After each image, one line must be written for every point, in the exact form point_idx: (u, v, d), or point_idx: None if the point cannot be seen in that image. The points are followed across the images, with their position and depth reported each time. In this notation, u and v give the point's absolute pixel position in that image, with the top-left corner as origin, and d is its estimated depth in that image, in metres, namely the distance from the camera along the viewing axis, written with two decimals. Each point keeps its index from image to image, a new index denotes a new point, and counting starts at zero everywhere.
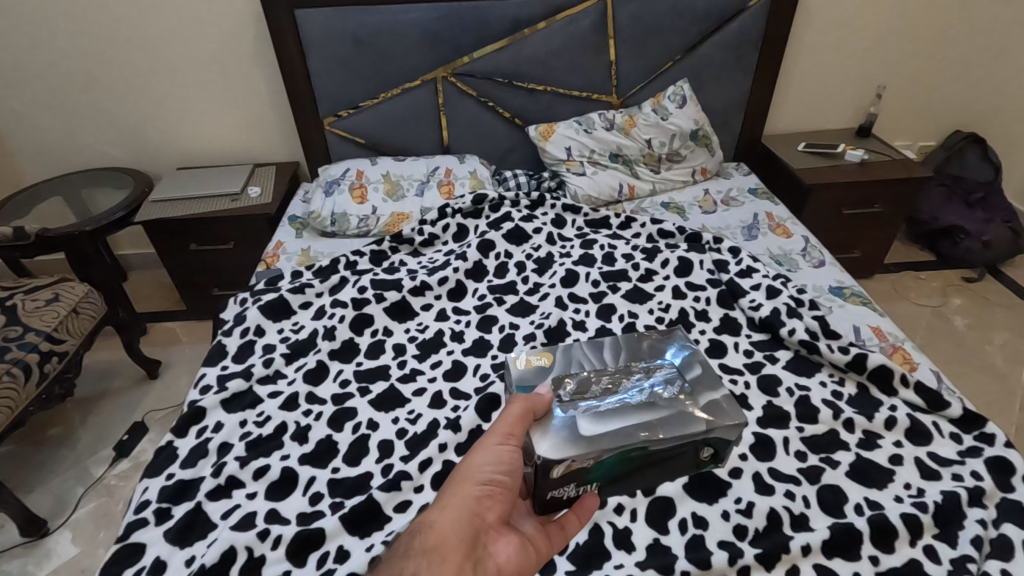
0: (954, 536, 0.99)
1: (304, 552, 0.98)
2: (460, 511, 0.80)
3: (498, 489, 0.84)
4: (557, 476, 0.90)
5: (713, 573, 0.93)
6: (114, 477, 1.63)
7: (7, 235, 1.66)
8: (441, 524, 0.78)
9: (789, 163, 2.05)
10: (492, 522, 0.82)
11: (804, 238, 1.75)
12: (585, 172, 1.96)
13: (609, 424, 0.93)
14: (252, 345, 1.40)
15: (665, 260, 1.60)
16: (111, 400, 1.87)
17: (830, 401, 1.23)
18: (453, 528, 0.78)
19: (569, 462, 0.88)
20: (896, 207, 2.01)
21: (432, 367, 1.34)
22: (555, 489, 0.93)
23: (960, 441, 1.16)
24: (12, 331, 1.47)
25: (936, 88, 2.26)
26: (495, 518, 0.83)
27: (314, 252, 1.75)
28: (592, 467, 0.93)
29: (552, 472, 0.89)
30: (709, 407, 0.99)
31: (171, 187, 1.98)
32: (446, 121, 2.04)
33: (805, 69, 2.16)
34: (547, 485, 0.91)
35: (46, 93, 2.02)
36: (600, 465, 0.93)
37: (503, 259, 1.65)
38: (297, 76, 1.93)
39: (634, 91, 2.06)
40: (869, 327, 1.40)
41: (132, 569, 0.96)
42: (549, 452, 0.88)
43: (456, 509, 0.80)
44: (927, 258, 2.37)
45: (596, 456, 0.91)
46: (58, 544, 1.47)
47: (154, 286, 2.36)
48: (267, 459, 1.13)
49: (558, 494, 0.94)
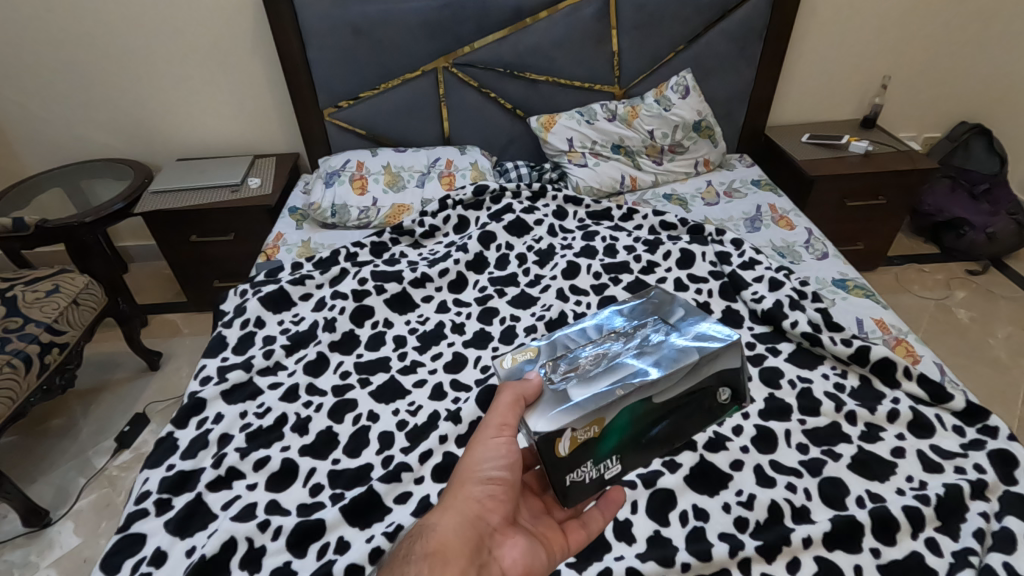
0: (956, 529, 0.98)
1: (304, 544, 0.99)
2: (460, 515, 0.80)
3: (499, 487, 0.84)
4: (564, 454, 0.80)
5: (714, 564, 0.93)
6: (115, 468, 1.64)
7: (7, 226, 1.64)
8: (441, 530, 0.78)
9: (793, 155, 2.03)
10: (495, 521, 0.83)
11: (807, 230, 1.73)
12: (586, 164, 1.95)
13: (600, 383, 0.84)
14: (252, 337, 1.39)
15: (667, 252, 1.59)
16: (113, 391, 1.87)
17: (833, 394, 1.22)
18: (454, 533, 0.78)
19: (568, 433, 0.79)
20: (901, 199, 2.00)
21: (432, 359, 1.34)
22: (573, 472, 0.82)
23: (963, 434, 1.15)
24: (12, 323, 1.47)
25: (943, 78, 2.23)
26: (498, 516, 0.83)
27: (314, 243, 1.75)
28: (601, 436, 0.82)
29: (557, 449, 0.80)
30: (698, 337, 0.90)
31: (170, 178, 1.97)
32: (447, 111, 2.03)
33: (810, 60, 2.14)
34: (559, 471, 0.81)
35: (45, 83, 2.01)
36: (607, 433, 0.82)
37: (504, 251, 1.64)
38: (297, 66, 1.91)
39: (637, 81, 2.04)
40: (873, 319, 1.40)
41: (132, 560, 0.97)
42: (543, 428, 0.79)
43: (457, 513, 0.80)
44: (931, 250, 2.35)
45: (597, 422, 0.81)
46: (60, 535, 1.48)
47: (156, 278, 2.36)
48: (267, 451, 1.13)
49: (576, 477, 0.82)
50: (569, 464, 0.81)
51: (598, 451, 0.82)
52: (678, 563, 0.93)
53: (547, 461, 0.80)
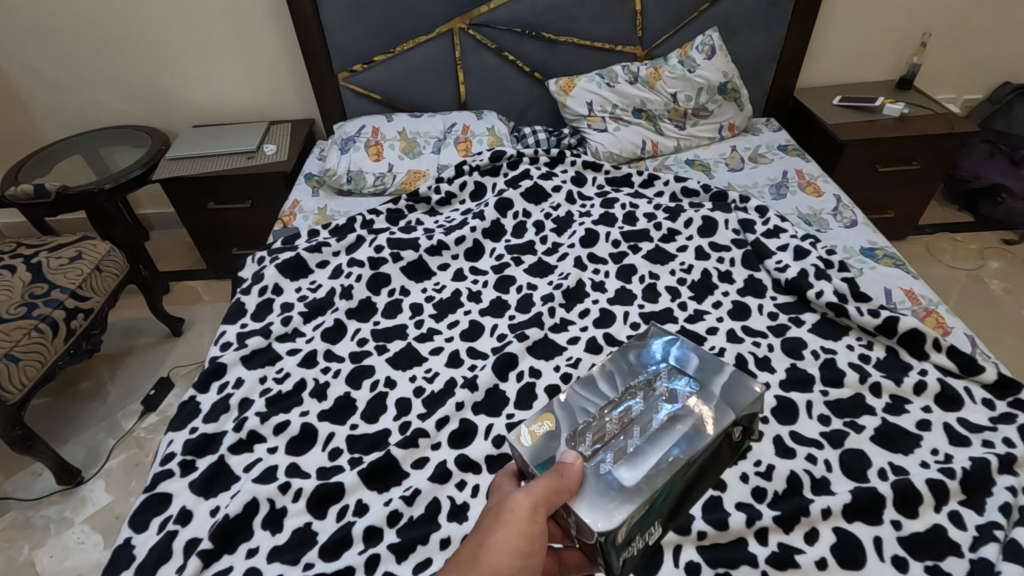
0: (982, 503, 0.96)
1: (325, 505, 1.01)
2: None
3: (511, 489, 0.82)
4: (620, 541, 0.72)
5: (730, 534, 0.93)
6: (143, 430, 1.68)
7: (29, 193, 1.66)
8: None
9: (824, 118, 1.95)
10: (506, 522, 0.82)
11: (836, 197, 1.67)
12: (606, 129, 1.90)
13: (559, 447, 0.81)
14: (271, 304, 1.40)
15: (688, 220, 1.54)
16: (139, 356, 1.92)
17: (857, 365, 1.20)
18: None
19: (628, 523, 0.70)
20: (936, 164, 1.91)
21: (449, 327, 1.33)
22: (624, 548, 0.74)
23: (993, 408, 1.12)
24: (38, 288, 1.50)
25: (987, 35, 2.10)
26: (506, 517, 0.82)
27: (330, 211, 1.74)
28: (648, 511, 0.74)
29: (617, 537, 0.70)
30: (728, 391, 0.85)
31: (187, 144, 1.97)
32: (463, 75, 1.98)
33: (844, 18, 2.02)
34: (616, 556, 0.72)
35: (58, 49, 2.00)
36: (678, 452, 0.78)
37: (522, 218, 1.61)
38: (311, 29, 1.86)
39: (660, 42, 1.96)
40: (901, 289, 1.35)
41: (160, 518, 1.00)
42: (608, 525, 0.69)
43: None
44: (965, 219, 2.26)
45: (547, 417, 0.86)
46: (92, 492, 1.53)
47: (176, 246, 2.38)
48: (287, 416, 1.14)
49: (629, 554, 0.75)
50: (623, 548, 0.73)
51: (646, 522, 0.75)
52: (693, 532, 0.93)
53: (606, 550, 0.70)
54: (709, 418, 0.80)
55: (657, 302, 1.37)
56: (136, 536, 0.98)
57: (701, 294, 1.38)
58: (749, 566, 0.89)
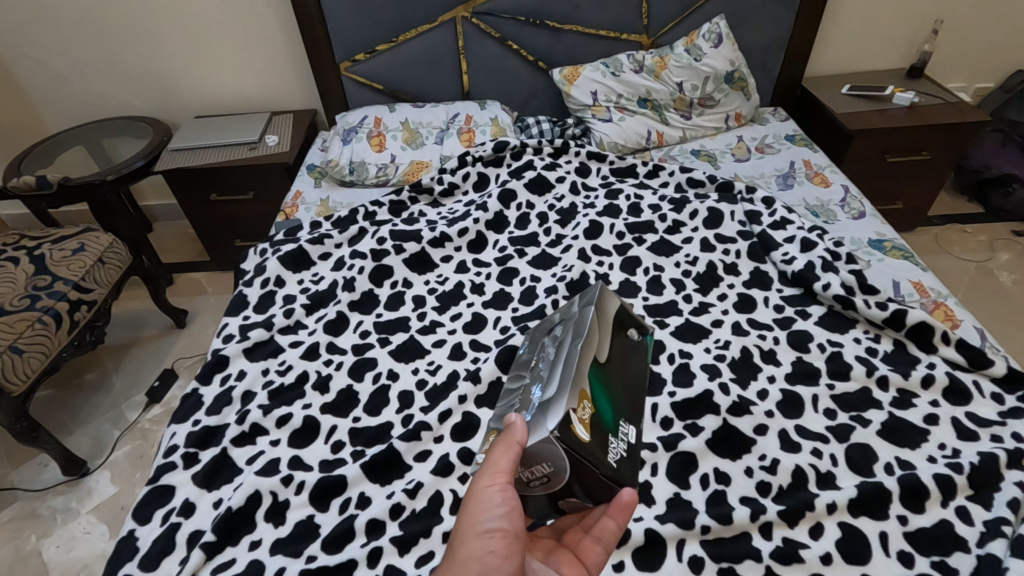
0: (989, 499, 0.95)
1: (328, 498, 1.01)
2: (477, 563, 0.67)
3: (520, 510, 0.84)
4: (588, 438, 0.79)
5: (735, 528, 0.92)
6: (148, 421, 1.69)
7: (30, 184, 1.65)
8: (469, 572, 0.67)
9: (832, 108, 1.92)
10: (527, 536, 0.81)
11: (844, 187, 1.65)
12: (610, 119, 1.87)
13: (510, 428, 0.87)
14: (273, 296, 1.40)
15: (694, 211, 1.53)
16: (143, 348, 1.92)
17: (864, 358, 1.18)
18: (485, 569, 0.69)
19: (575, 415, 0.78)
20: (947, 154, 1.88)
21: (452, 319, 1.32)
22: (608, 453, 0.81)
23: (1002, 402, 1.10)
24: (41, 280, 1.50)
25: (1002, 21, 2.05)
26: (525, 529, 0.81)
27: (333, 202, 1.73)
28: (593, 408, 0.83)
29: (579, 434, 0.78)
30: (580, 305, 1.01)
31: (189, 135, 1.96)
32: (466, 64, 1.96)
33: (855, 4, 1.98)
34: (596, 453, 0.79)
35: (57, 39, 1.98)
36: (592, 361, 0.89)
37: (525, 210, 1.60)
38: (313, 18, 1.84)
39: (666, 30, 1.93)
40: (910, 282, 1.33)
41: (163, 510, 1.00)
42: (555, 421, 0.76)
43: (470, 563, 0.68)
44: (975, 210, 2.22)
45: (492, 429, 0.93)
46: (97, 483, 1.54)
47: (179, 238, 2.38)
48: (289, 408, 1.14)
49: (616, 456, 0.83)
50: (599, 449, 0.80)
51: (604, 421, 0.83)
52: (698, 526, 0.92)
53: (578, 450, 0.76)
54: (579, 324, 0.94)
55: (662, 294, 1.35)
56: (140, 528, 0.98)
57: (706, 286, 1.37)
58: (752, 560, 0.89)
